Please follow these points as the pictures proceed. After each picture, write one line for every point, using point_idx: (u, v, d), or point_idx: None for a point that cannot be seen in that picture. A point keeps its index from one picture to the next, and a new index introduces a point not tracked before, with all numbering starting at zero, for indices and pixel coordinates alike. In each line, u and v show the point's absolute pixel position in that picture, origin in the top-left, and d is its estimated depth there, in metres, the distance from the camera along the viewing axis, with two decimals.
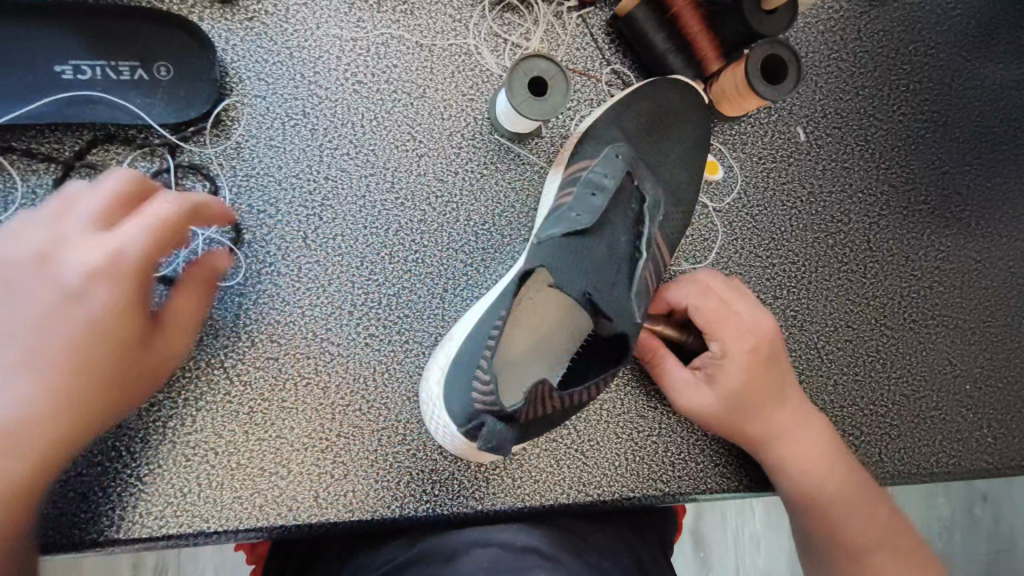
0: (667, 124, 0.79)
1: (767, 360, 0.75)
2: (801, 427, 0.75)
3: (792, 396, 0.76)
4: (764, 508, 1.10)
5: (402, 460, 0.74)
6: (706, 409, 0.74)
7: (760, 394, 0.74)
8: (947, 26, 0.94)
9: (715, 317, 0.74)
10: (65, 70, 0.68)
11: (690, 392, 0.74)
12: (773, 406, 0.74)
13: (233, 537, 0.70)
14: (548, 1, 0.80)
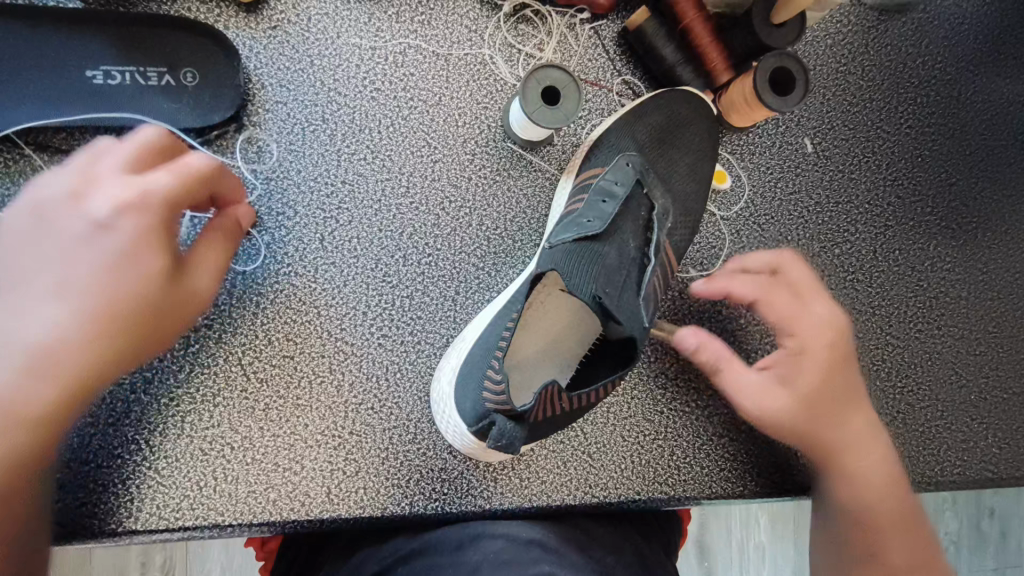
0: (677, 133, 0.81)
1: (841, 371, 0.76)
2: (868, 443, 0.76)
3: (860, 409, 0.77)
4: (769, 519, 1.10)
5: (412, 458, 0.76)
6: (769, 412, 0.74)
7: (828, 407, 0.75)
8: (954, 40, 0.95)
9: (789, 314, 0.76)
10: (96, 76, 0.70)
11: (756, 394, 0.74)
12: (841, 421, 0.75)
13: (247, 530, 0.72)
14: (562, 12, 0.82)
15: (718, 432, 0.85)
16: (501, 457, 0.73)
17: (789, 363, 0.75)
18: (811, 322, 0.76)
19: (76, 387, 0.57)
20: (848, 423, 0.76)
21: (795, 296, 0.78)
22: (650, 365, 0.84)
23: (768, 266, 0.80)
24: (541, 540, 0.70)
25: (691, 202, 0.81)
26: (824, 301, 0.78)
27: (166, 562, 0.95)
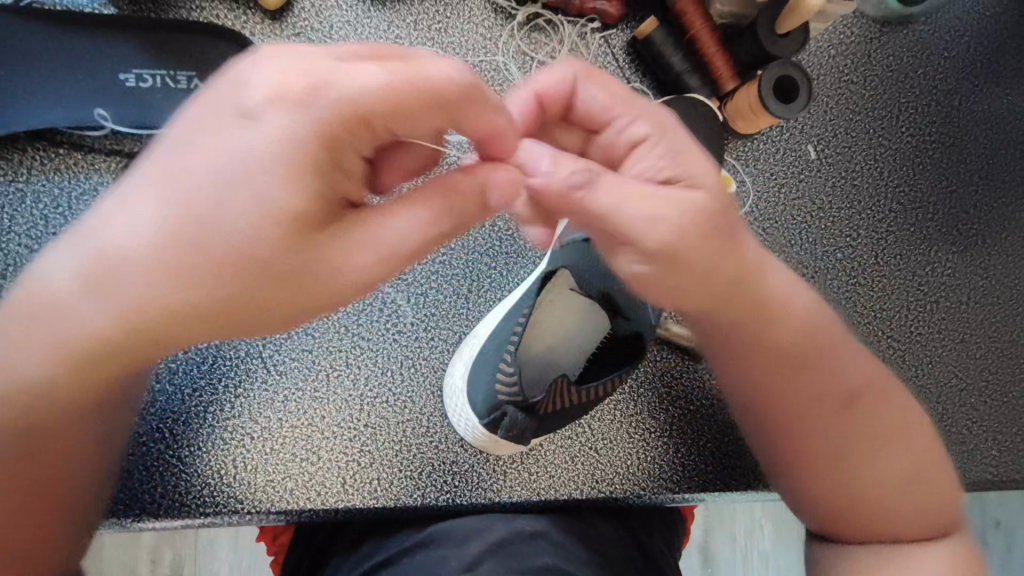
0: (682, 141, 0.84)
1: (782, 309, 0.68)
2: (803, 315, 0.68)
3: (758, 270, 0.64)
4: (773, 527, 1.12)
5: (425, 451, 0.78)
6: (657, 232, 0.51)
7: (749, 297, 0.63)
8: (954, 52, 0.97)
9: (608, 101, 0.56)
10: (129, 78, 0.73)
11: (640, 225, 0.51)
12: (766, 319, 0.66)
13: (265, 519, 0.74)
14: (573, 22, 0.85)
15: (722, 430, 0.87)
16: (512, 449, 0.77)
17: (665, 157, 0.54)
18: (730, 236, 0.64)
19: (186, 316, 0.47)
20: (786, 311, 0.67)
21: (606, 85, 0.56)
22: (655, 364, 0.86)
23: (573, 80, 0.55)
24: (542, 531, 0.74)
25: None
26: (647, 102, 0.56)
27: (179, 554, 0.97)
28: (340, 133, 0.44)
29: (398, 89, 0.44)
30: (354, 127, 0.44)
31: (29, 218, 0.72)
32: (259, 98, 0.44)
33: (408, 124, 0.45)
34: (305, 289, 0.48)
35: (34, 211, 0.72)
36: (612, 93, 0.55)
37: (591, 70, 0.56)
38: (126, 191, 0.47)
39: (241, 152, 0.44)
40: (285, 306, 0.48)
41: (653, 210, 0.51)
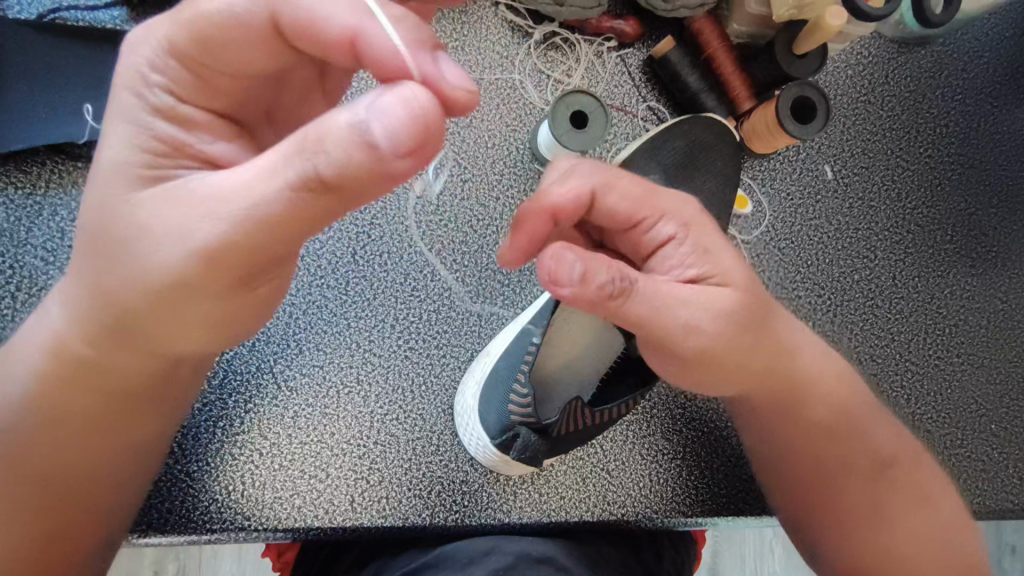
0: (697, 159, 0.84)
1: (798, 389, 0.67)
2: (825, 374, 0.69)
3: (789, 334, 0.64)
4: (783, 547, 1.10)
5: (434, 470, 0.77)
6: (691, 340, 0.53)
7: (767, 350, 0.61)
8: (973, 73, 0.97)
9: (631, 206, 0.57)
10: None
11: (680, 328, 0.53)
12: (804, 376, 0.66)
13: (272, 536, 0.74)
14: (590, 40, 0.85)
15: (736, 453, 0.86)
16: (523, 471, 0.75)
17: (689, 257, 0.56)
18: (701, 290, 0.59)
19: (230, 271, 0.43)
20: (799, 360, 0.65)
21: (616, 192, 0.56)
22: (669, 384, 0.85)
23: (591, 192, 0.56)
24: (547, 555, 0.71)
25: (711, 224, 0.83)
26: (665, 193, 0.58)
27: (182, 567, 0.96)
28: (266, 54, 0.46)
29: (384, 149, 0.36)
30: (257, 48, 0.45)
31: (46, 231, 0.72)
32: (150, 73, 0.44)
33: (322, 51, 0.45)
34: (142, 345, 0.50)
35: (51, 223, 0.72)
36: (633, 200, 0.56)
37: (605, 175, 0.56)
38: (110, 181, 0.45)
39: (232, 193, 0.40)
40: (219, 323, 0.48)
41: (692, 319, 0.53)
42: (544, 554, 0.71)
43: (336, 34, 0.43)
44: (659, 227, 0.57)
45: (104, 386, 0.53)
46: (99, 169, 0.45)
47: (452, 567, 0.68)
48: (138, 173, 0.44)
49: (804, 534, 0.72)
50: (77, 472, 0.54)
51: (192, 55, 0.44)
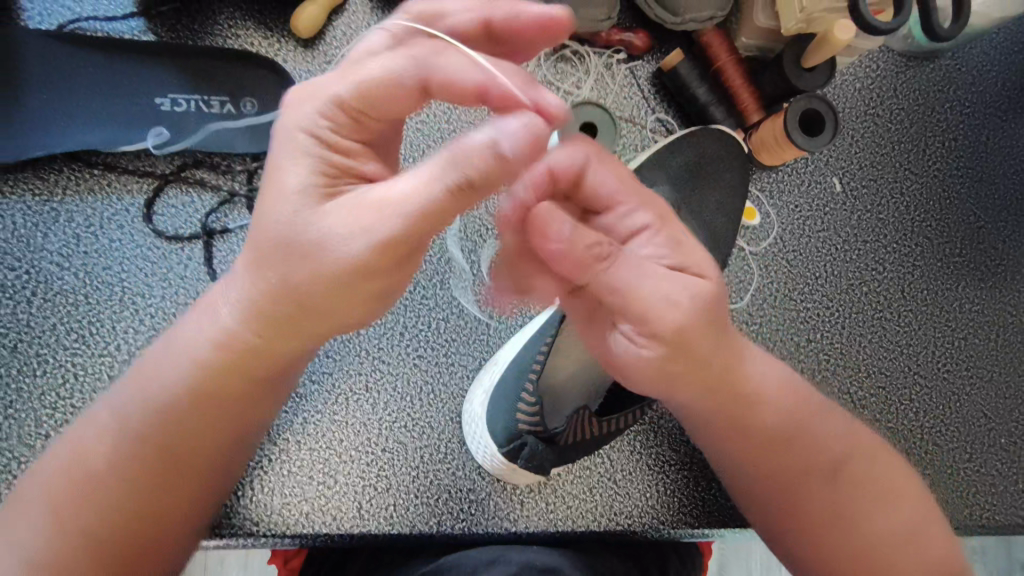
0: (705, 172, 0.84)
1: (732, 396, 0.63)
2: (782, 400, 0.66)
3: (740, 351, 0.62)
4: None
5: (441, 478, 0.78)
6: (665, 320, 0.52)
7: (724, 362, 0.60)
8: (982, 87, 0.97)
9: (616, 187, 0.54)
10: (164, 102, 0.75)
11: (656, 305, 0.52)
12: (756, 391, 0.64)
13: (280, 542, 0.74)
14: (599, 53, 0.86)
15: None
16: (529, 480, 0.75)
17: (656, 248, 0.54)
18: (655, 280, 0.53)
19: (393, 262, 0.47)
20: (747, 382, 0.63)
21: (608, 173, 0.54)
22: None
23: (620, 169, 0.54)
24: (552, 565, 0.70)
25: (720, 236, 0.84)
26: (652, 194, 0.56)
27: None
28: (415, 103, 0.52)
29: (509, 155, 0.44)
30: (391, 91, 0.49)
31: (62, 237, 0.73)
32: (316, 119, 0.49)
33: (459, 99, 0.52)
34: (308, 328, 0.52)
35: (67, 230, 0.73)
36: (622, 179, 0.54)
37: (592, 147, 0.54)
38: (289, 201, 0.48)
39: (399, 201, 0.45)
40: (381, 293, 0.50)
41: (665, 310, 0.52)
42: (548, 564, 0.71)
43: (463, 85, 0.51)
44: (634, 217, 0.55)
45: (264, 368, 0.56)
46: (275, 189, 0.49)
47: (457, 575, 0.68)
48: (309, 193, 0.48)
49: (782, 548, 0.69)
50: (160, 503, 0.55)
51: (334, 93, 0.49)
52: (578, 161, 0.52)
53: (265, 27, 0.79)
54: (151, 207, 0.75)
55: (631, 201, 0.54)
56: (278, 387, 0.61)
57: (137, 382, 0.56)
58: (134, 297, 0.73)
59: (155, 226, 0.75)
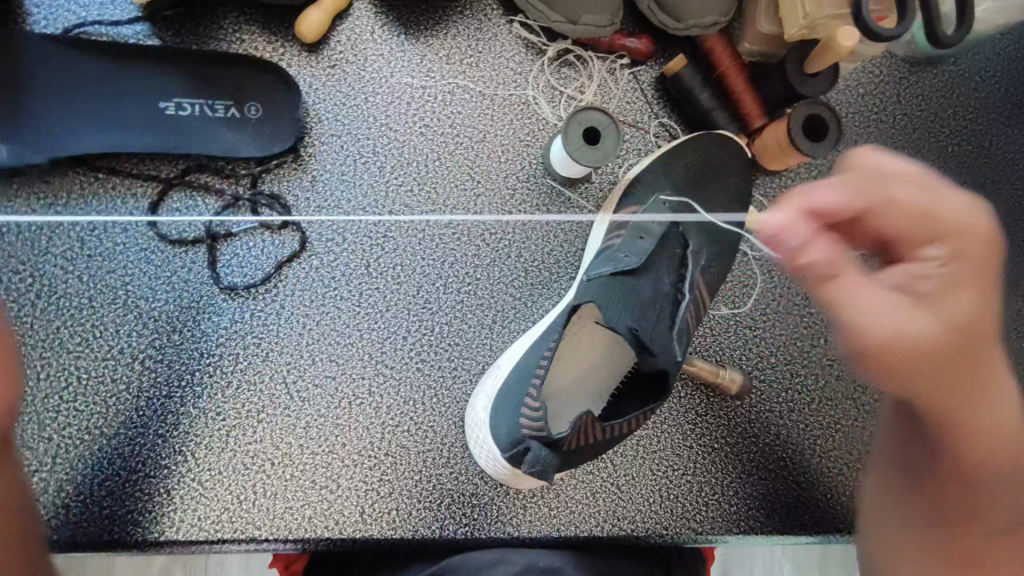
0: (707, 176, 0.83)
1: (967, 378, 0.54)
2: (1002, 419, 0.57)
3: (993, 372, 0.56)
4: (794, 564, 1.07)
5: (444, 482, 0.78)
6: (860, 321, 0.50)
7: (971, 381, 0.54)
8: (985, 93, 0.97)
9: (918, 206, 0.54)
10: (168, 107, 0.75)
11: (866, 315, 0.51)
12: (975, 400, 0.55)
13: (282, 546, 0.74)
14: (603, 57, 0.86)
15: (746, 470, 0.85)
16: (529, 485, 0.75)
17: (935, 278, 0.53)
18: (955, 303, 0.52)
19: None
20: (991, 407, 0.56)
21: (888, 213, 0.54)
22: (680, 400, 0.85)
23: (805, 206, 0.54)
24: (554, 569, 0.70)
25: (723, 240, 0.84)
26: (943, 188, 0.55)
27: None
28: None
29: None
30: None
31: (66, 240, 0.73)
32: None
33: None
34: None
35: (71, 233, 0.73)
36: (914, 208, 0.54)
37: (892, 165, 0.55)
38: None
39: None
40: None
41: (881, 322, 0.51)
42: (551, 568, 0.71)
43: None
44: (928, 249, 0.54)
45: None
46: None
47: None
48: None
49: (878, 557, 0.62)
50: None
51: None
52: (797, 243, 0.51)
53: (270, 32, 0.79)
54: (156, 210, 0.75)
55: (924, 236, 0.54)
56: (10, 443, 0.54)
57: None
58: (139, 301, 0.74)
59: (159, 230, 0.75)
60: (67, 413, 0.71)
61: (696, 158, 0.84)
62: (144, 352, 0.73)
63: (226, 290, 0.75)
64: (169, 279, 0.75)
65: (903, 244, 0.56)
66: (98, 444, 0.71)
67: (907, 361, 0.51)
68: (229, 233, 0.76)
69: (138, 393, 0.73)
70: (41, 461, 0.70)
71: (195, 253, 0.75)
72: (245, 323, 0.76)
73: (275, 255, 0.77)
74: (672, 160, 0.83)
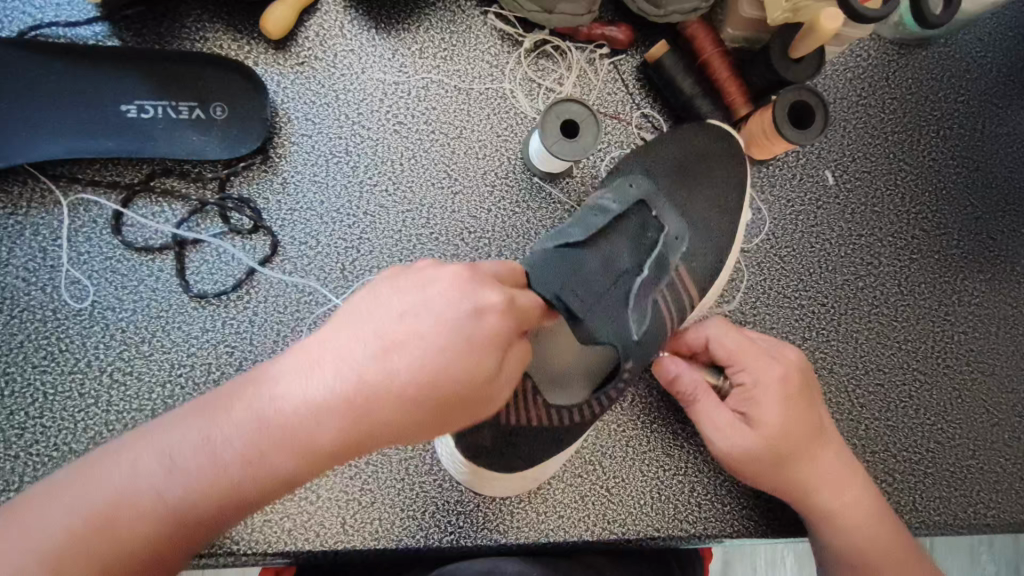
0: (694, 165, 0.79)
1: (796, 452, 0.70)
2: (850, 508, 0.71)
3: (826, 462, 0.71)
4: (795, 559, 1.03)
5: (428, 490, 0.76)
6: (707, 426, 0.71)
7: (800, 459, 0.70)
8: (977, 74, 0.94)
9: (737, 350, 0.73)
10: (130, 109, 0.72)
11: (720, 424, 0.70)
12: (824, 469, 0.71)
13: (262, 559, 0.73)
14: (581, 48, 0.84)
15: None
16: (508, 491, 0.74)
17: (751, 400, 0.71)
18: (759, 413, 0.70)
19: None
20: (828, 489, 0.71)
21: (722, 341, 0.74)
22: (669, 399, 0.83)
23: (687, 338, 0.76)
24: None
25: (714, 234, 0.79)
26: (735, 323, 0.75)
27: None
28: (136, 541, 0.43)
29: None
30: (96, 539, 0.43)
31: (28, 251, 0.71)
32: None
33: None
34: None
35: (33, 243, 0.71)
36: (737, 348, 0.73)
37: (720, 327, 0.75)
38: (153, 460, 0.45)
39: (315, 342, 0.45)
40: None
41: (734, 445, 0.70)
42: None
43: None
44: (740, 375, 0.72)
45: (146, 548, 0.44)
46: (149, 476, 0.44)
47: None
48: None
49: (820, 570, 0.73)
50: None
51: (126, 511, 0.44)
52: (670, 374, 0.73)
53: (234, 30, 0.76)
54: (120, 217, 0.73)
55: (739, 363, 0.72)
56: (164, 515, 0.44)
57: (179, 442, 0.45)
58: (105, 312, 0.71)
59: (125, 237, 0.72)
60: (33, 430, 0.68)
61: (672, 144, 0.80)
62: (112, 364, 0.70)
63: (196, 297, 0.73)
64: (136, 288, 0.72)
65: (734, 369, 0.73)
66: (64, 461, 0.68)
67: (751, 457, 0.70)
68: (197, 238, 0.73)
69: (106, 407, 0.70)
70: (6, 480, 0.67)
71: (163, 261, 0.73)
72: (216, 331, 0.72)
73: (244, 260, 0.74)
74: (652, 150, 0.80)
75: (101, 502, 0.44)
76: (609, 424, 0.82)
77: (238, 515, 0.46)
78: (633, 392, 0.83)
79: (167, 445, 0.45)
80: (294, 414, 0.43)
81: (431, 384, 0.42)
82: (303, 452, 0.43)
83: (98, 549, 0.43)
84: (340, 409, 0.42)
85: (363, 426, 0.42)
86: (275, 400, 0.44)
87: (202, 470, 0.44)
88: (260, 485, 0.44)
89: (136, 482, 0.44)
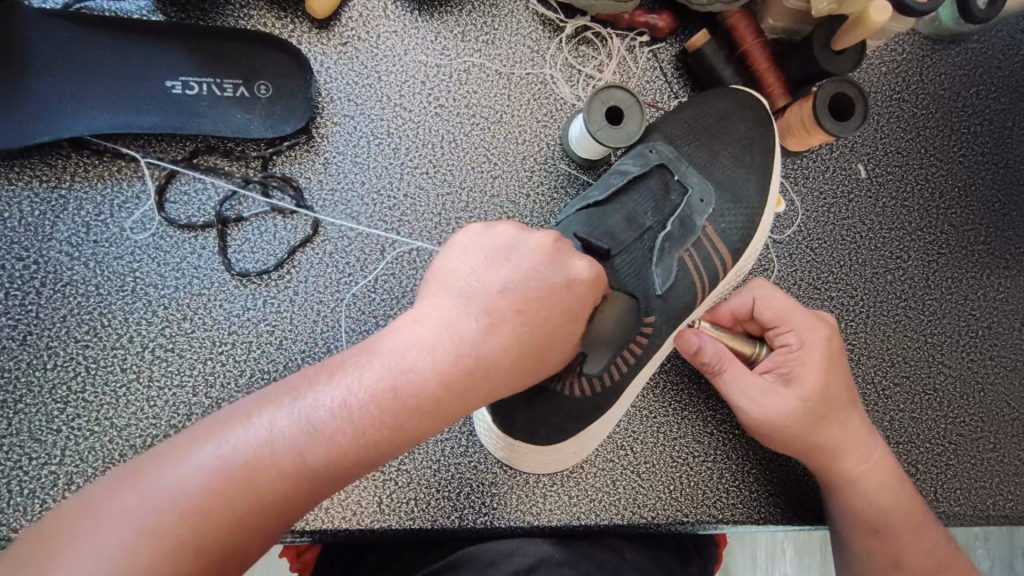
0: (734, 146, 0.78)
1: (830, 418, 0.70)
2: (874, 474, 0.71)
3: (858, 432, 0.71)
4: (795, 551, 1.02)
5: (463, 471, 0.77)
6: (737, 393, 0.70)
7: (833, 426, 0.70)
8: (1009, 71, 0.95)
9: (780, 314, 0.72)
10: (175, 86, 0.72)
11: (753, 389, 0.70)
12: (857, 439, 0.71)
13: (299, 537, 0.74)
14: (622, 35, 0.84)
15: (768, 456, 0.84)
16: (536, 468, 0.74)
17: (791, 366, 0.70)
18: (799, 378, 0.69)
19: None
20: (858, 457, 0.71)
21: (766, 306, 0.73)
22: (700, 387, 0.84)
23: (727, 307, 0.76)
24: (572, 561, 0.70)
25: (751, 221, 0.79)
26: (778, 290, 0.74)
27: None
28: (238, 511, 0.43)
29: None
30: (215, 510, 0.42)
31: (72, 225, 0.71)
32: None
33: None
34: None
35: (77, 218, 0.71)
36: (779, 314, 0.72)
37: (763, 294, 0.74)
38: (267, 418, 0.46)
39: (421, 313, 0.52)
40: None
41: (765, 409, 0.69)
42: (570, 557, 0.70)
43: None
44: (785, 336, 0.72)
45: (251, 515, 0.43)
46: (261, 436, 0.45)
47: (475, 568, 0.66)
48: None
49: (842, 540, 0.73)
50: None
51: (242, 465, 0.43)
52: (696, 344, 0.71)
53: (278, 9, 0.76)
54: (163, 194, 0.73)
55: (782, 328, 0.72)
56: (273, 478, 0.44)
57: (296, 404, 0.46)
58: (148, 288, 0.71)
59: (168, 215, 0.72)
60: (75, 404, 0.68)
61: (705, 118, 0.79)
62: (154, 340, 0.71)
63: (238, 275, 0.73)
64: (179, 265, 0.72)
65: (775, 335, 0.73)
66: (105, 435, 0.68)
67: (783, 422, 0.69)
68: (239, 217, 0.73)
69: (148, 383, 0.70)
70: (48, 454, 0.67)
71: (206, 238, 0.73)
72: (258, 310, 0.72)
73: (285, 240, 0.74)
74: (688, 122, 0.79)
75: (235, 465, 0.43)
76: (640, 409, 0.83)
77: (362, 475, 0.48)
78: (664, 378, 0.84)
79: (301, 409, 0.46)
80: (427, 372, 0.48)
81: (529, 347, 0.53)
82: (431, 406, 0.48)
83: (239, 511, 0.43)
84: (464, 365, 0.50)
85: (483, 376, 0.50)
86: (400, 358, 0.48)
87: (339, 430, 0.46)
88: (391, 442, 0.47)
89: (272, 445, 0.44)
